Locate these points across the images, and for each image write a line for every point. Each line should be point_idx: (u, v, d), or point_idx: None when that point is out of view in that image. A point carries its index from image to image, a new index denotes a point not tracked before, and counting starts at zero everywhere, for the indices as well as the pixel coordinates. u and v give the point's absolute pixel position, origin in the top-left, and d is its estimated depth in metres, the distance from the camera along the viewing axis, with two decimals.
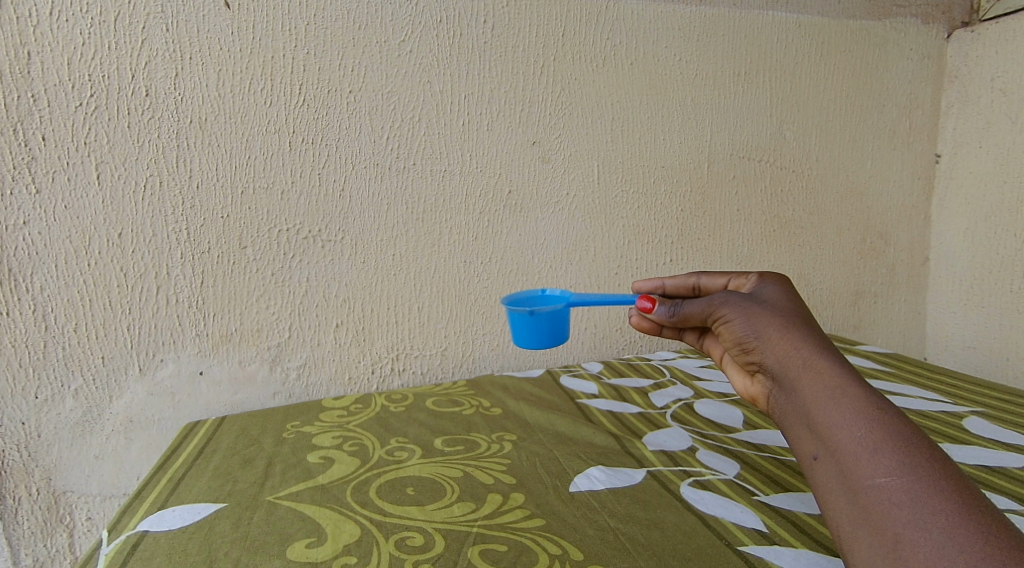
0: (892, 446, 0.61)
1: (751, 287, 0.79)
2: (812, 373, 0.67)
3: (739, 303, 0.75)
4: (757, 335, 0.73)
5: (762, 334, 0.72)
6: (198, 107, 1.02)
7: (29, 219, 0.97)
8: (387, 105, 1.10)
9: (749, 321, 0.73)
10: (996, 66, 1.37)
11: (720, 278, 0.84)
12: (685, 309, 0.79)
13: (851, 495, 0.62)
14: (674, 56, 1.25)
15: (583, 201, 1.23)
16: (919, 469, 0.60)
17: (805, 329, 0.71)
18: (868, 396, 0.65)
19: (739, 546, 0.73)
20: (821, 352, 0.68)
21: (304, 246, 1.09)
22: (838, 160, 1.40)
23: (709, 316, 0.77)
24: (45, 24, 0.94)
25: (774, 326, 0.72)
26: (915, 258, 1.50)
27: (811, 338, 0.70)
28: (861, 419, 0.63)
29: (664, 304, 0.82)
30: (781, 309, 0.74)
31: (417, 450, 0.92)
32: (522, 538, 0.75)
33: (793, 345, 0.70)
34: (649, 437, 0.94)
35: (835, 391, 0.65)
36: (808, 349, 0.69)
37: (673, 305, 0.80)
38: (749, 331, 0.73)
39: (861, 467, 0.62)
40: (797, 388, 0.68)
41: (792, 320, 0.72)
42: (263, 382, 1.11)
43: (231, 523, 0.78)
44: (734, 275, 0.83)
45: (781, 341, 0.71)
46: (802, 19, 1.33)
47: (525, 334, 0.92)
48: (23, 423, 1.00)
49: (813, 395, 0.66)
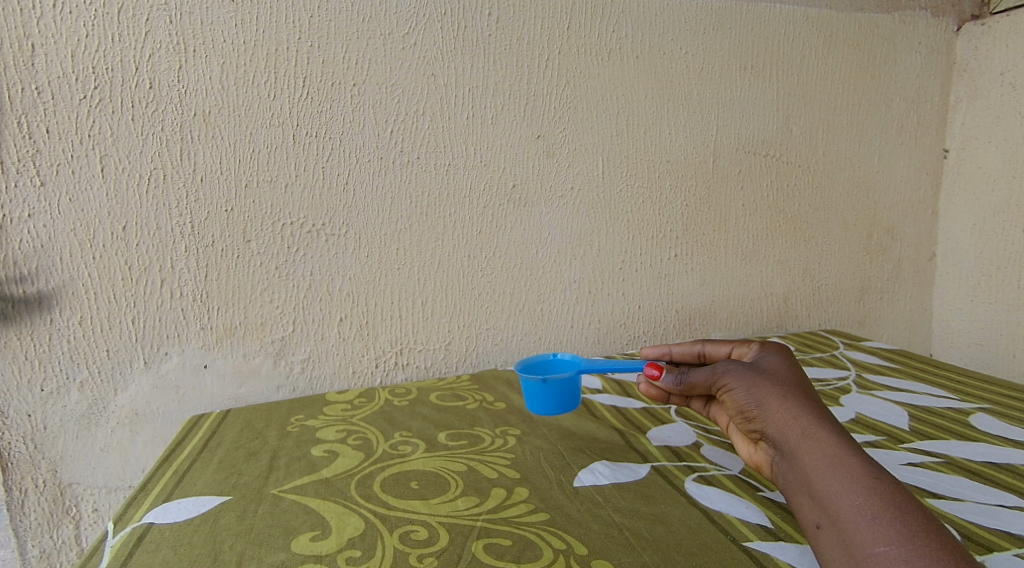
0: (889, 515, 0.63)
1: (752, 356, 0.82)
2: (811, 442, 0.69)
3: (740, 373, 0.78)
4: (758, 404, 0.75)
5: (763, 403, 0.74)
6: (202, 100, 1.01)
7: (35, 212, 0.97)
8: (391, 99, 1.10)
9: (750, 389, 0.76)
10: (1006, 60, 1.36)
11: (723, 346, 0.86)
12: (691, 377, 0.83)
13: (852, 565, 0.63)
14: (681, 49, 1.24)
15: (588, 195, 1.22)
16: (916, 537, 0.61)
17: (803, 397, 0.74)
18: (865, 466, 0.67)
19: (744, 542, 0.73)
20: (819, 421, 0.71)
21: (308, 240, 1.09)
22: (845, 155, 1.39)
23: (714, 384, 0.80)
24: (50, 16, 0.94)
25: (773, 395, 0.74)
26: (922, 254, 1.49)
27: (809, 406, 0.72)
28: (860, 487, 0.65)
29: (671, 372, 0.85)
30: (781, 377, 0.76)
31: (421, 444, 0.92)
32: (526, 532, 0.75)
33: (793, 413, 0.72)
34: (653, 432, 0.94)
35: (834, 459, 0.67)
36: (807, 419, 0.71)
37: (679, 373, 0.84)
38: (751, 400, 0.76)
39: (861, 536, 0.63)
40: (798, 456, 0.70)
41: (791, 390, 0.75)
42: (267, 375, 1.11)
43: (236, 516, 0.78)
44: (736, 344, 0.85)
45: (780, 408, 0.73)
46: (809, 12, 1.32)
47: (536, 398, 0.98)
48: (30, 416, 1.00)
49: (813, 464, 0.68)
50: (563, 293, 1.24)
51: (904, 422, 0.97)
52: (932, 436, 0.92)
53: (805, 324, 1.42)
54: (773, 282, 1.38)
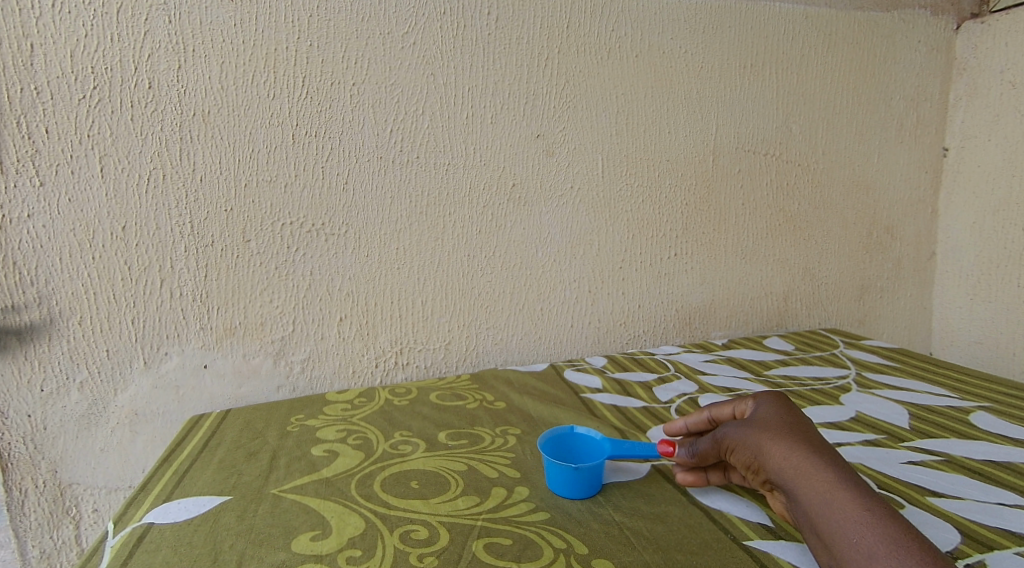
0: (886, 548, 0.63)
1: (750, 411, 0.80)
2: (805, 481, 0.69)
3: (737, 430, 0.77)
4: (755, 452, 0.74)
5: (758, 449, 0.74)
6: (201, 100, 1.01)
7: (34, 212, 0.97)
8: (390, 98, 1.10)
9: (746, 440, 0.75)
10: (1006, 59, 1.36)
11: (727, 406, 0.82)
12: (702, 448, 0.79)
13: None
14: (680, 48, 1.24)
15: (588, 194, 1.22)
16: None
17: (793, 434, 0.73)
18: (859, 498, 0.66)
19: (744, 541, 0.73)
20: (812, 457, 0.70)
21: (308, 240, 1.09)
22: (844, 153, 1.39)
23: (722, 448, 0.78)
24: (48, 16, 0.94)
25: (764, 438, 0.74)
26: (922, 252, 1.49)
27: (798, 444, 0.72)
28: (855, 523, 0.65)
29: (683, 446, 0.81)
30: (771, 421, 0.76)
31: (421, 443, 0.92)
32: (527, 531, 0.75)
33: (784, 454, 0.72)
34: (653, 432, 0.94)
35: (828, 497, 0.67)
36: (799, 456, 0.71)
37: (691, 446, 0.80)
38: (749, 451, 0.75)
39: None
40: (796, 498, 0.69)
41: (780, 429, 0.74)
42: (267, 375, 1.10)
43: (236, 516, 0.78)
44: (736, 401, 0.82)
45: (774, 450, 0.73)
46: (809, 11, 1.32)
47: (553, 463, 0.80)
48: (29, 416, 1.00)
49: (811, 505, 0.68)
50: (563, 292, 1.24)
51: (905, 420, 0.97)
52: (932, 435, 0.92)
53: (805, 323, 1.42)
54: (773, 281, 1.38)
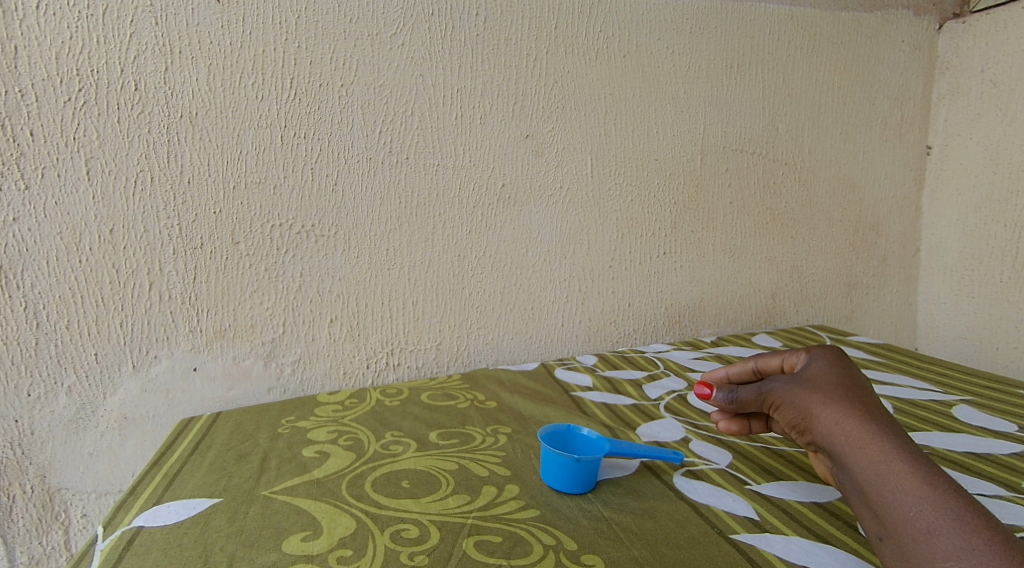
0: (945, 527, 0.62)
1: (801, 366, 0.81)
2: (859, 449, 0.69)
3: (785, 385, 0.79)
4: (804, 413, 0.75)
5: (809, 412, 0.75)
6: (189, 102, 1.01)
7: (19, 216, 0.96)
8: (379, 99, 1.10)
9: (796, 401, 0.77)
10: (987, 58, 1.38)
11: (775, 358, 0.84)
12: (742, 395, 0.83)
13: None
14: (667, 48, 1.25)
15: (576, 194, 1.23)
16: (976, 551, 0.61)
17: (848, 400, 0.73)
18: (916, 470, 0.66)
19: (731, 534, 0.74)
20: (867, 424, 0.71)
21: (297, 241, 1.09)
22: (830, 152, 1.41)
23: (764, 400, 0.81)
24: (33, 18, 0.94)
25: (817, 403, 0.75)
26: (907, 249, 1.51)
27: (853, 409, 0.72)
28: (911, 497, 0.65)
29: (722, 390, 0.85)
30: (824, 382, 0.76)
31: (412, 443, 0.93)
32: (517, 529, 0.75)
33: (837, 420, 0.72)
34: (643, 428, 0.95)
35: (882, 466, 0.67)
36: (854, 423, 0.71)
37: (730, 392, 0.84)
38: (798, 411, 0.76)
39: (919, 551, 0.63)
40: (849, 465, 0.70)
41: (835, 393, 0.74)
42: (257, 377, 1.10)
43: (227, 518, 0.78)
44: (787, 354, 0.84)
45: (826, 415, 0.73)
46: (794, 11, 1.33)
47: (553, 467, 0.81)
48: (17, 421, 1.00)
49: (864, 474, 0.68)
50: (553, 292, 1.24)
51: None
52: (916, 428, 0.93)
53: (793, 320, 1.43)
54: (761, 279, 1.39)
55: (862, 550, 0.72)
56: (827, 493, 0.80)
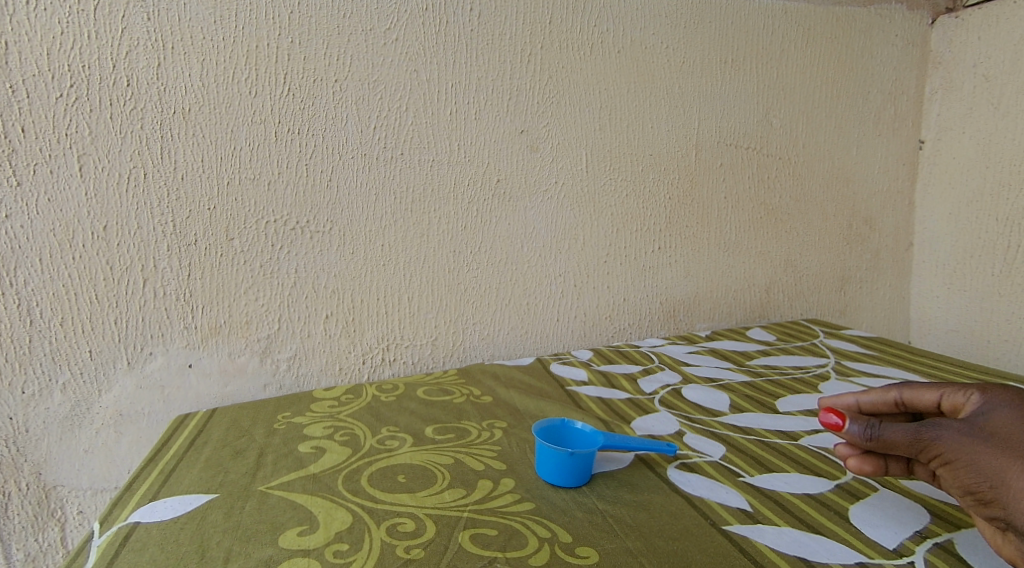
0: None
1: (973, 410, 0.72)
2: None
3: (955, 439, 0.69)
4: (992, 481, 0.67)
5: (999, 481, 0.67)
6: (182, 98, 1.01)
7: (12, 212, 0.96)
8: (373, 95, 1.10)
9: (978, 464, 0.68)
10: (978, 53, 1.39)
11: (931, 395, 0.76)
12: (885, 434, 0.73)
13: None
14: (661, 43, 1.25)
15: (571, 189, 1.23)
16: None
17: None
18: None
19: (724, 525, 0.74)
20: None
21: (292, 237, 1.09)
22: (823, 146, 1.41)
23: (919, 448, 0.71)
24: (23, 14, 0.94)
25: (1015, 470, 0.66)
26: (900, 243, 1.52)
27: None
28: None
29: (857, 421, 0.74)
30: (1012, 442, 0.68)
31: (408, 438, 0.93)
32: (512, 522, 0.75)
33: None
34: (637, 422, 0.95)
35: None
36: None
37: (869, 426, 0.73)
38: (981, 476, 0.68)
39: None
40: None
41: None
42: (253, 373, 1.11)
43: (223, 513, 0.78)
44: (948, 392, 0.75)
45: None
46: (788, 5, 1.33)
47: (547, 461, 0.81)
48: (11, 418, 1.00)
49: None
50: (549, 287, 1.25)
51: None
52: None
53: (787, 314, 1.44)
54: (755, 274, 1.39)
55: (854, 540, 0.72)
56: (819, 485, 0.81)
